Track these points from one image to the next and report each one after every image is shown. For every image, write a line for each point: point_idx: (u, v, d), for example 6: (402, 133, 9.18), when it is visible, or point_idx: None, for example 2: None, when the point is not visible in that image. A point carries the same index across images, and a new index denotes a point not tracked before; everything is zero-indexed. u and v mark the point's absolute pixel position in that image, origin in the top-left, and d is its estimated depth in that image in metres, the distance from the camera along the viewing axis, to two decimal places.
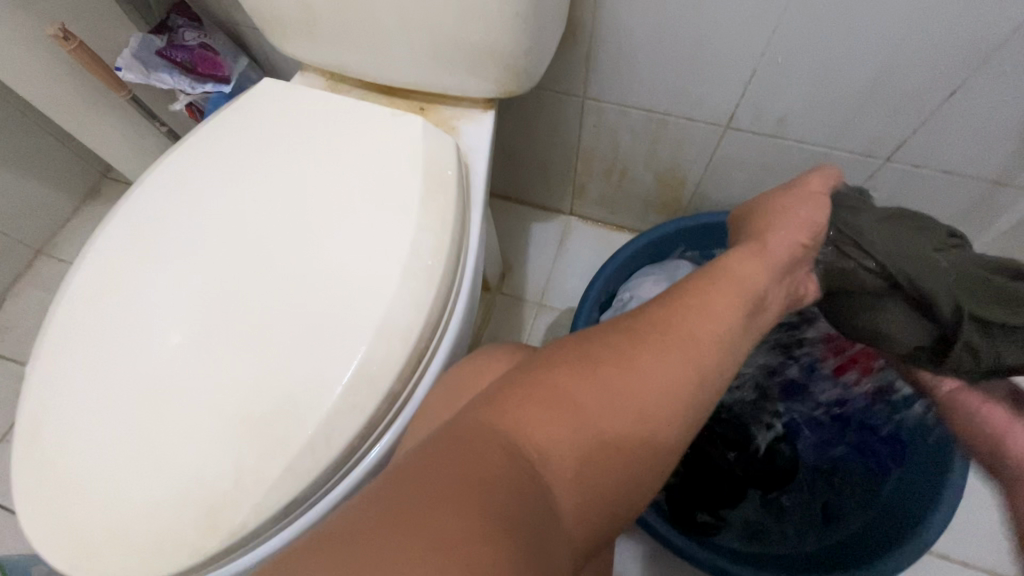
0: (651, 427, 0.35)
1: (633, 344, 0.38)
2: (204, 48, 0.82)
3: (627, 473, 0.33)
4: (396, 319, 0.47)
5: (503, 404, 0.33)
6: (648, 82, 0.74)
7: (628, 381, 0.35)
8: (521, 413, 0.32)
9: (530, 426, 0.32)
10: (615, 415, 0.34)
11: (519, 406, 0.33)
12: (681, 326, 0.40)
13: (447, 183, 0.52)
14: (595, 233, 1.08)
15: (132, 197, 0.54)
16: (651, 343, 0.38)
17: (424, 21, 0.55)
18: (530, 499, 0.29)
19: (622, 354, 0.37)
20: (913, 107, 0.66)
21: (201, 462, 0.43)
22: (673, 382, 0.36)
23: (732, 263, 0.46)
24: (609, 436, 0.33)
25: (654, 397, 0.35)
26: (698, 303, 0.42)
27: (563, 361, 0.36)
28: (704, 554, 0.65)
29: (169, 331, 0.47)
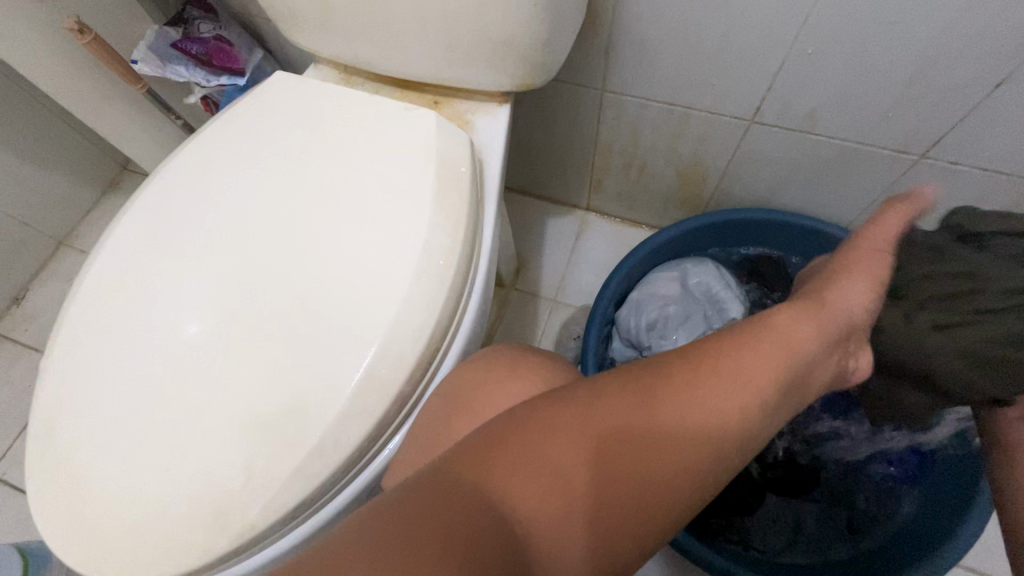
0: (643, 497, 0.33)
1: (641, 406, 0.35)
2: (219, 40, 0.81)
3: (609, 538, 0.32)
4: (407, 322, 0.46)
5: (496, 460, 0.32)
6: (671, 75, 0.71)
7: (630, 448, 0.33)
8: (509, 471, 0.31)
9: (522, 475, 0.31)
10: (610, 481, 0.32)
11: (511, 464, 0.31)
12: (695, 392, 0.36)
13: (460, 181, 0.51)
14: (612, 229, 1.06)
15: (146, 193, 0.54)
16: (661, 406, 0.35)
17: (438, 13, 0.54)
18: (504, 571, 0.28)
19: (629, 411, 0.34)
20: (954, 101, 0.62)
21: (209, 464, 0.42)
22: (675, 454, 0.34)
23: (770, 322, 0.42)
24: (597, 500, 0.32)
25: (650, 465, 0.33)
26: (719, 365, 0.37)
27: (567, 412, 0.34)
28: (719, 561, 0.64)
29: (179, 332, 0.47)
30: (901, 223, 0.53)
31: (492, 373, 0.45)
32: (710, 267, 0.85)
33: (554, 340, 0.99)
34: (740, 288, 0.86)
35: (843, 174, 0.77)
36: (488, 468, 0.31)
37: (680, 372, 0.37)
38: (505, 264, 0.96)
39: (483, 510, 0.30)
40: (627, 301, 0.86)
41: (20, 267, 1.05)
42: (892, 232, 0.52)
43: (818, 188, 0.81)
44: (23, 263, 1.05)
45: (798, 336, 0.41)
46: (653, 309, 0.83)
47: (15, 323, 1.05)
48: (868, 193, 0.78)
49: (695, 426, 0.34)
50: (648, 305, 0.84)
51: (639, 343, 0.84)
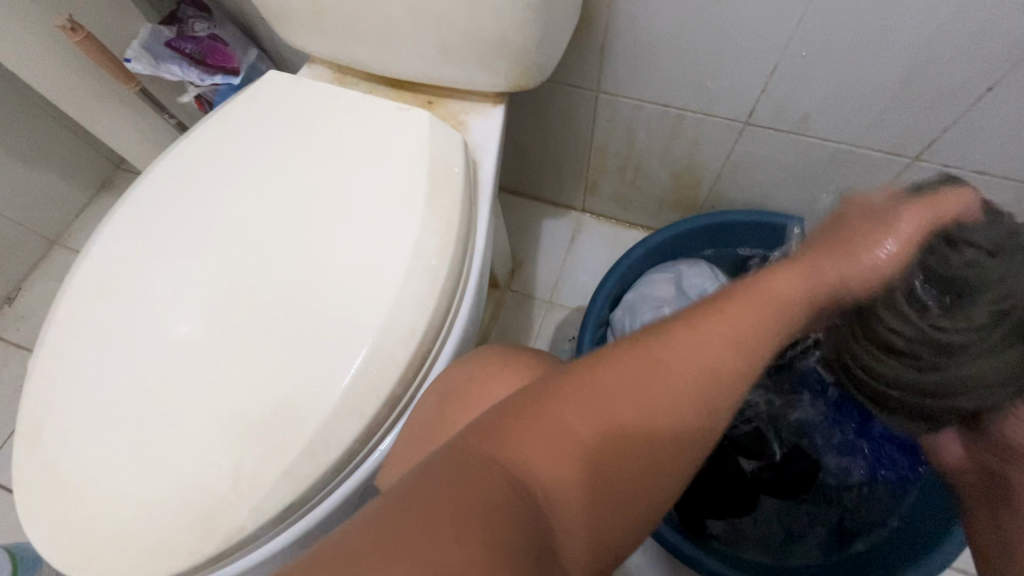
0: (651, 453, 0.34)
1: (643, 369, 0.35)
2: (213, 39, 0.81)
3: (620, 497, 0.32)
4: (399, 322, 0.45)
5: (504, 434, 0.30)
6: (665, 76, 0.71)
7: (636, 410, 0.33)
8: (522, 442, 0.30)
9: (530, 453, 0.30)
10: (617, 441, 0.32)
11: (520, 433, 0.30)
12: (691, 351, 0.36)
13: (453, 181, 0.51)
14: (607, 230, 1.06)
15: (136, 193, 0.53)
16: (663, 367, 0.35)
17: (432, 13, 0.54)
18: (533, 535, 0.27)
19: (632, 376, 0.34)
20: (945, 104, 0.63)
21: (198, 465, 0.42)
22: (677, 412, 0.34)
23: (771, 281, 0.39)
24: (606, 463, 0.32)
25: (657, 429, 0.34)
26: (717, 326, 0.37)
27: (568, 383, 0.34)
28: (713, 564, 0.64)
29: (171, 331, 0.46)
30: (949, 212, 0.40)
31: (483, 372, 0.45)
32: (705, 268, 0.85)
33: (549, 341, 0.99)
34: None
35: (836, 176, 0.77)
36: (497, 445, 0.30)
37: (675, 336, 0.36)
38: (500, 265, 0.96)
39: (501, 481, 0.28)
40: (622, 301, 0.86)
41: (12, 267, 1.04)
42: (952, 213, 0.40)
43: (811, 190, 0.81)
44: (15, 262, 1.04)
45: (789, 291, 0.39)
46: (648, 310, 0.82)
47: (6, 323, 1.04)
48: None
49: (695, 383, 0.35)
50: (643, 305, 0.83)
51: None
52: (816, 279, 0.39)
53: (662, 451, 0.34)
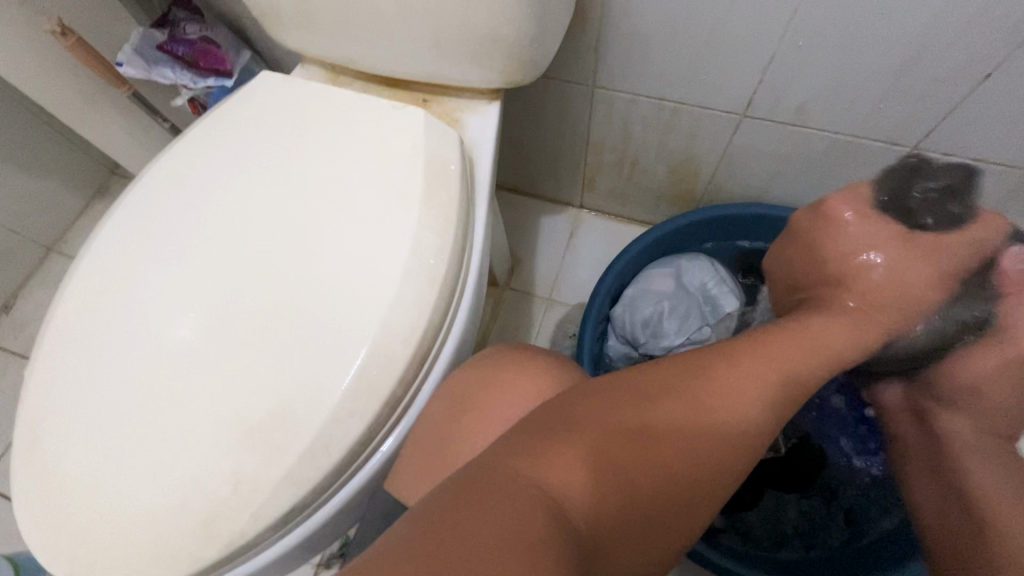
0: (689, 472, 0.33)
1: (683, 400, 0.36)
2: (206, 41, 0.80)
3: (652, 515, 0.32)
4: (397, 322, 0.45)
5: (547, 445, 0.31)
6: (662, 69, 0.71)
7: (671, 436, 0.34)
8: (566, 457, 0.31)
9: (575, 457, 0.31)
10: (662, 466, 0.33)
11: (564, 442, 0.31)
12: (725, 386, 0.38)
13: (449, 180, 0.50)
14: (606, 226, 1.05)
15: (130, 197, 0.53)
16: (702, 396, 0.37)
17: (424, 9, 0.53)
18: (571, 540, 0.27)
19: (670, 395, 0.36)
20: (943, 92, 0.62)
21: (198, 470, 0.41)
22: (708, 446, 0.35)
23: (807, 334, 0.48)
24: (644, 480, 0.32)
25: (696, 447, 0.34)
26: (749, 362, 0.41)
27: (607, 404, 0.35)
28: (718, 557, 0.64)
29: (170, 336, 0.46)
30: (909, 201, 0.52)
31: (489, 376, 0.45)
32: (705, 262, 0.85)
33: (549, 338, 0.98)
34: (735, 283, 0.86)
35: (835, 168, 0.77)
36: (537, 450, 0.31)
37: (716, 371, 0.39)
38: (498, 263, 0.95)
39: (546, 491, 0.29)
40: (622, 298, 0.85)
41: (10, 274, 1.04)
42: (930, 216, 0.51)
43: (810, 182, 0.81)
44: (12, 269, 1.04)
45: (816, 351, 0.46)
46: (649, 306, 0.83)
47: (5, 331, 1.03)
48: None
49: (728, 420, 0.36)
50: (644, 302, 0.83)
51: (636, 340, 0.83)
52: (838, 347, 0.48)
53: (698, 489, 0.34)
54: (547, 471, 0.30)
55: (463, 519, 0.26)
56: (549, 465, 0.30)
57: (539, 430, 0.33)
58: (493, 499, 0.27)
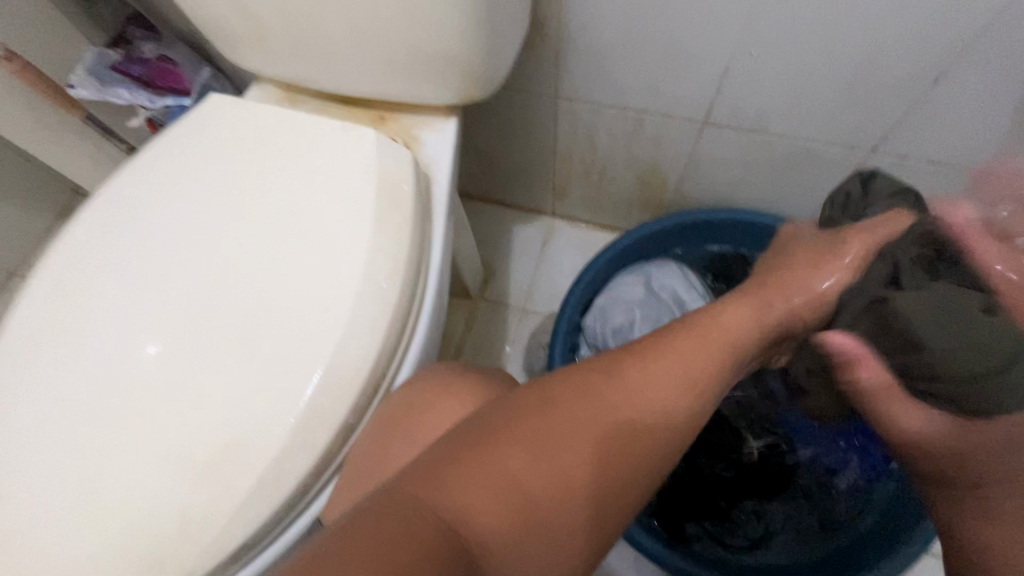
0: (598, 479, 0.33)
1: (595, 406, 0.36)
2: (163, 59, 0.80)
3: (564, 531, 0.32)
4: (349, 349, 0.44)
5: (451, 470, 0.31)
6: (622, 80, 0.71)
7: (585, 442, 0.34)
8: (468, 479, 0.31)
9: (477, 480, 0.31)
10: (575, 475, 0.33)
11: (474, 464, 0.32)
12: (637, 388, 0.38)
13: (402, 201, 0.50)
14: (578, 234, 1.05)
15: (74, 226, 0.51)
16: (615, 397, 0.37)
17: (374, 28, 0.52)
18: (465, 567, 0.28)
19: (584, 402, 0.36)
20: (896, 96, 0.63)
21: (145, 510, 0.40)
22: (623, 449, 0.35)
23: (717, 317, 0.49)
24: (549, 490, 0.32)
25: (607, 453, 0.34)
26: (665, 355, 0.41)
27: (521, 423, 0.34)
28: (689, 566, 0.64)
29: (114, 371, 0.45)
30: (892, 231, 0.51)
31: (439, 398, 0.44)
32: (674, 269, 0.85)
33: (524, 348, 0.98)
34: (705, 288, 0.86)
35: (797, 172, 0.77)
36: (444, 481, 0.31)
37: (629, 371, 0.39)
38: (470, 275, 0.95)
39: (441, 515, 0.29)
40: (593, 308, 0.85)
41: None
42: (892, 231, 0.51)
43: (774, 187, 0.81)
44: None
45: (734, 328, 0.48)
46: (619, 315, 0.82)
47: None
48: (822, 190, 0.79)
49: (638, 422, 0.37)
50: (614, 311, 0.83)
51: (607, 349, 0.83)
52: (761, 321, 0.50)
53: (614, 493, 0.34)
54: (447, 495, 0.30)
55: (356, 552, 0.27)
56: (453, 490, 0.31)
57: (449, 451, 0.33)
58: (388, 524, 0.28)
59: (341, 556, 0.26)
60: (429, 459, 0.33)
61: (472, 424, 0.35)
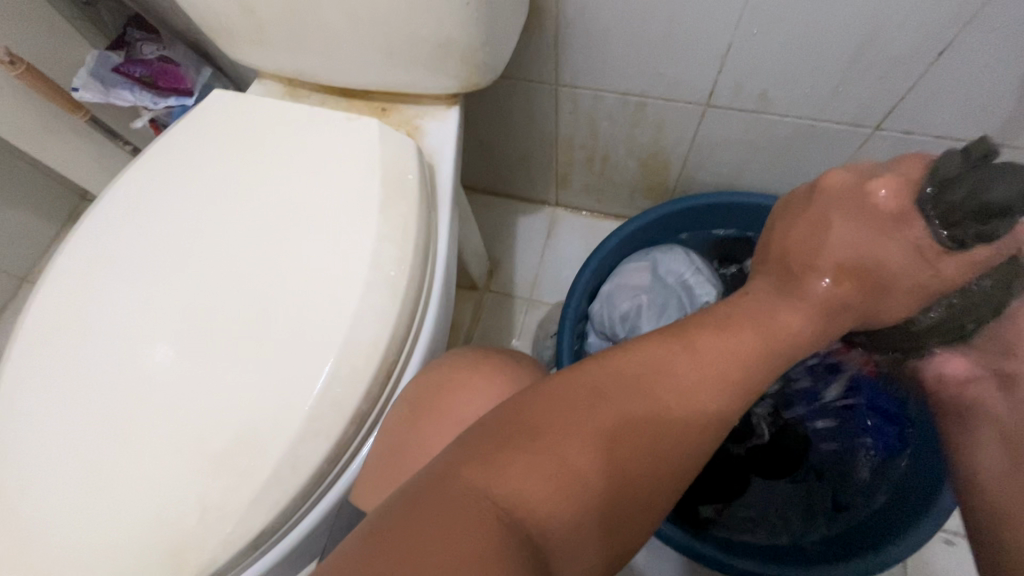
0: (643, 469, 0.32)
1: (641, 393, 0.34)
2: (163, 60, 0.81)
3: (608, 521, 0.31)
4: (359, 337, 0.44)
5: (502, 458, 0.30)
6: (622, 64, 0.70)
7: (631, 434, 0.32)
8: (522, 466, 0.29)
9: (524, 471, 0.29)
10: (621, 468, 0.31)
11: (519, 454, 0.30)
12: (686, 376, 0.35)
13: (407, 189, 0.50)
14: (582, 222, 1.05)
15: (85, 224, 0.52)
16: (663, 388, 0.35)
17: (373, 18, 0.52)
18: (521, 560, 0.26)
19: (630, 392, 0.34)
20: (899, 71, 0.63)
21: (164, 501, 0.41)
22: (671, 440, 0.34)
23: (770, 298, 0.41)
24: (596, 483, 0.31)
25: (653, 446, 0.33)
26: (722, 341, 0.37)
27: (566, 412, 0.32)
28: (696, 543, 0.64)
29: (130, 365, 0.45)
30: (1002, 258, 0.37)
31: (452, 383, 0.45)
32: (680, 253, 0.85)
33: (532, 338, 0.98)
34: (711, 271, 0.86)
35: (802, 153, 0.77)
36: (489, 470, 0.29)
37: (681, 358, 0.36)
38: (476, 266, 0.95)
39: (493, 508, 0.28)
40: (600, 295, 0.85)
41: None
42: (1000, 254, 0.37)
43: (778, 168, 0.81)
44: None
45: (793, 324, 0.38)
46: (626, 302, 0.82)
47: None
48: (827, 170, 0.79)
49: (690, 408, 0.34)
50: (621, 297, 0.83)
51: (615, 335, 0.83)
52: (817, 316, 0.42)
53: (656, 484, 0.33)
54: (500, 486, 0.28)
55: (403, 551, 0.25)
56: (506, 475, 0.29)
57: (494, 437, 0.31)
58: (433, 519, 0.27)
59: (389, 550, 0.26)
60: (468, 445, 0.31)
61: (512, 412, 0.33)
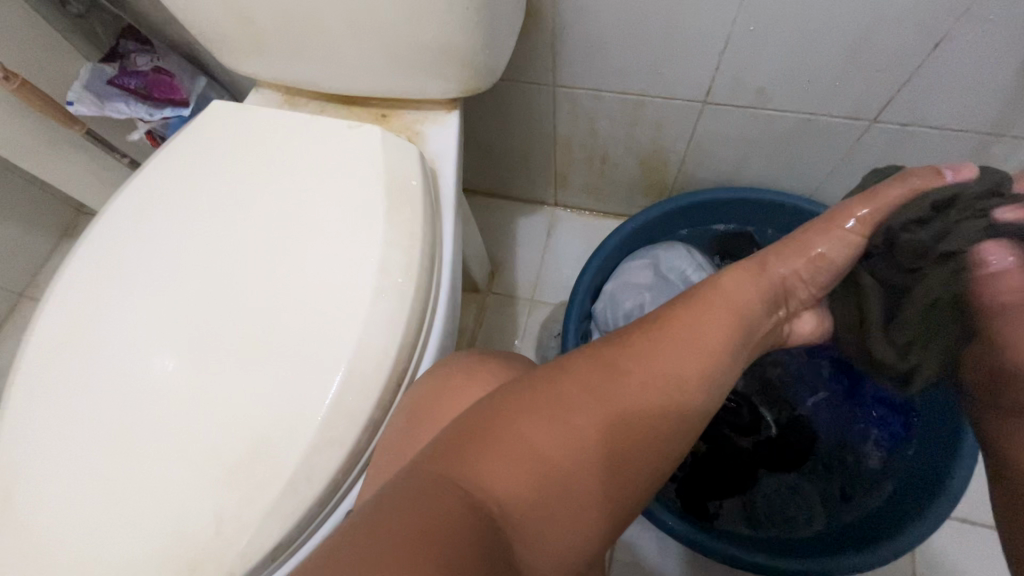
0: (608, 458, 0.33)
1: (605, 387, 0.36)
2: (158, 71, 0.80)
3: (577, 504, 0.32)
4: (370, 345, 0.44)
5: (472, 449, 0.32)
6: (618, 63, 0.71)
7: (594, 424, 0.34)
8: (488, 454, 0.31)
9: (491, 460, 0.31)
10: (588, 455, 0.33)
11: (488, 445, 0.32)
12: (643, 374, 0.37)
13: (412, 195, 0.50)
14: (582, 222, 1.06)
15: (88, 239, 0.52)
16: (625, 379, 0.37)
17: (372, 25, 0.52)
18: (486, 537, 0.28)
19: (593, 386, 0.35)
20: (895, 64, 0.63)
21: (178, 515, 0.41)
22: (633, 427, 0.35)
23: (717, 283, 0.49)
24: (562, 466, 0.32)
25: (616, 435, 0.34)
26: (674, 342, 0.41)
27: (536, 403, 0.34)
28: (704, 537, 0.64)
29: (138, 379, 0.45)
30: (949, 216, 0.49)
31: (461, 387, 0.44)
32: (682, 250, 0.85)
33: (535, 339, 0.98)
34: (713, 267, 0.86)
35: (800, 147, 0.78)
36: (461, 459, 0.31)
37: (638, 349, 0.39)
38: (477, 269, 0.95)
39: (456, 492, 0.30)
40: (603, 294, 0.85)
41: None
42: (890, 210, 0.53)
43: (777, 163, 0.82)
44: None
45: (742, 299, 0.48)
46: (629, 302, 0.82)
47: None
48: (825, 163, 0.79)
49: (646, 403, 0.36)
50: (624, 296, 0.83)
51: None
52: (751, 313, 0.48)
53: (626, 467, 0.34)
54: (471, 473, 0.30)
55: (382, 532, 0.27)
56: (474, 463, 0.31)
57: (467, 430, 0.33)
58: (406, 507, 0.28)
59: (363, 534, 0.27)
60: (441, 439, 0.33)
61: (484, 407, 0.35)
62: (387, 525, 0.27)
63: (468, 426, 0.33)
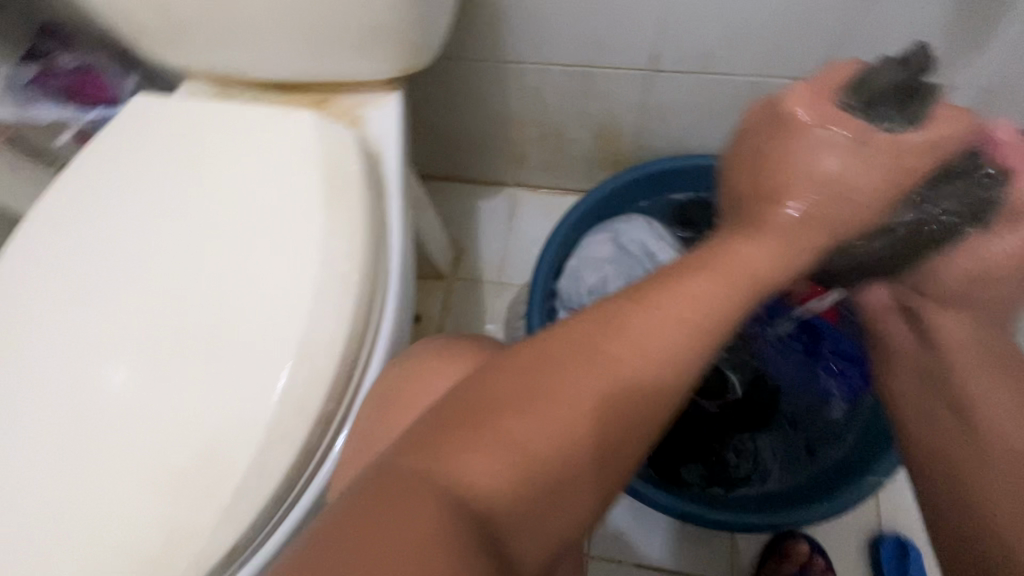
0: (600, 431, 0.30)
1: (599, 352, 0.32)
2: (83, 70, 0.76)
3: (569, 485, 0.29)
4: (317, 337, 0.43)
5: (454, 439, 0.29)
6: (562, 34, 0.69)
7: (585, 396, 0.30)
8: (469, 445, 0.28)
9: (472, 447, 0.28)
10: (583, 428, 0.30)
11: (467, 436, 0.29)
12: (645, 329, 0.33)
13: (352, 180, 0.48)
14: (543, 201, 1.05)
15: (8, 250, 0.49)
16: (621, 340, 0.32)
17: (297, 5, 0.50)
18: (471, 538, 0.26)
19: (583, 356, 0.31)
20: (833, 20, 0.63)
21: (126, 528, 0.39)
22: (635, 391, 0.31)
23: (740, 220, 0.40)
24: (552, 445, 0.29)
25: (613, 404, 0.31)
26: (687, 286, 0.35)
27: (520, 379, 0.31)
28: (675, 502, 0.65)
29: (73, 392, 0.43)
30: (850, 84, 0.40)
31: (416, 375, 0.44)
32: (641, 221, 0.85)
33: (504, 322, 0.98)
34: (674, 237, 0.87)
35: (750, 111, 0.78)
36: (438, 453, 0.28)
37: (640, 301, 0.34)
38: (440, 255, 0.93)
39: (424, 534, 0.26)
40: (565, 269, 0.85)
41: None
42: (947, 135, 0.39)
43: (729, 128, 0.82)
44: None
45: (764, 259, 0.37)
46: (591, 276, 0.82)
47: None
48: None
49: (643, 374, 0.32)
50: (586, 271, 0.83)
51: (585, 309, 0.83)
52: (787, 253, 0.38)
53: (624, 438, 0.31)
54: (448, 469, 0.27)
55: (357, 548, 0.24)
56: (454, 455, 0.28)
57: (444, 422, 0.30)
58: (377, 514, 0.26)
59: (337, 547, 0.25)
60: (421, 428, 0.30)
61: (466, 390, 0.32)
62: (364, 537, 0.25)
63: (448, 413, 0.30)
